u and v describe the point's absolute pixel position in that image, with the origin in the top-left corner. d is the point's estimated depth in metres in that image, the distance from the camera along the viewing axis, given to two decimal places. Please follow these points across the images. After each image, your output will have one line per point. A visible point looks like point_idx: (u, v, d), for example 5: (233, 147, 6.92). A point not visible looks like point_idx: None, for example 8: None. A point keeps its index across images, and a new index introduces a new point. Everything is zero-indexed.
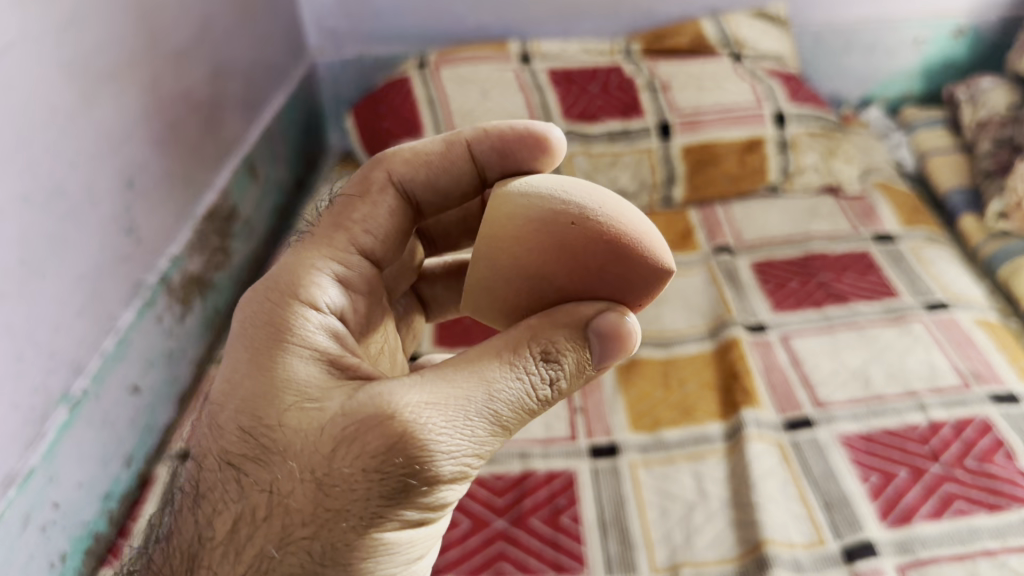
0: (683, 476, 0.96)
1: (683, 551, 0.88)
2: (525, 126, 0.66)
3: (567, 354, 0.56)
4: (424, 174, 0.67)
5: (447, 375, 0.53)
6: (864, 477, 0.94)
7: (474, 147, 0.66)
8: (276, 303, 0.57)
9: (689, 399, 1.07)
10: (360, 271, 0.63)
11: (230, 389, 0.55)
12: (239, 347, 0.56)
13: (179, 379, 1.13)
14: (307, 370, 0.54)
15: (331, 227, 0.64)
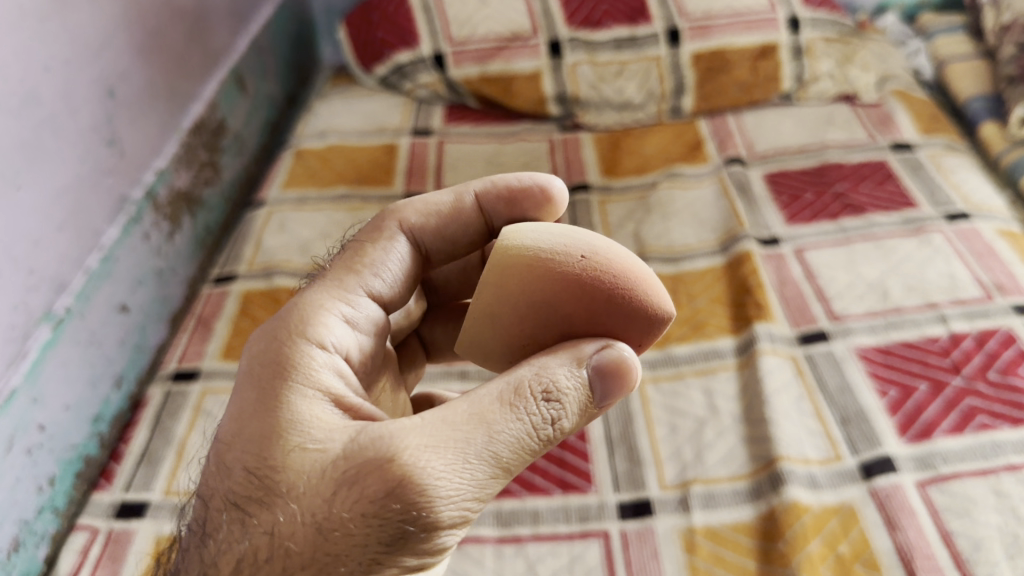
0: (693, 392, 0.93)
1: (693, 468, 0.85)
2: (536, 180, 0.66)
3: (570, 393, 0.53)
4: (433, 222, 0.65)
5: (443, 417, 0.50)
6: (882, 391, 0.91)
7: (483, 198, 0.66)
8: (280, 339, 0.55)
9: (698, 315, 1.02)
10: (368, 315, 0.60)
11: (236, 428, 0.52)
12: (244, 386, 0.54)
13: (171, 299, 1.09)
14: (312, 408, 0.52)
15: (341, 269, 0.61)
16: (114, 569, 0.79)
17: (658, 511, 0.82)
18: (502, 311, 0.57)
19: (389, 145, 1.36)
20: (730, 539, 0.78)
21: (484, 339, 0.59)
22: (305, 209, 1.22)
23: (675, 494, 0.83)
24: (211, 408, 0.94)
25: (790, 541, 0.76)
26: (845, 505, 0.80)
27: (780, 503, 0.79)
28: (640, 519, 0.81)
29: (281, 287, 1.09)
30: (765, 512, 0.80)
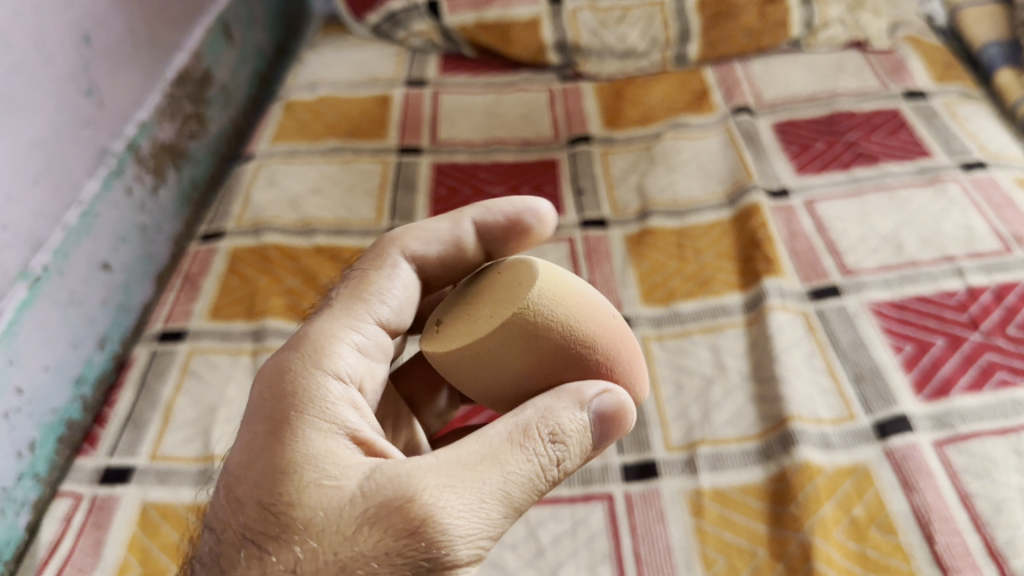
0: (700, 349, 0.89)
1: (701, 428, 0.81)
2: (530, 208, 0.70)
3: (579, 433, 0.53)
4: (437, 255, 0.68)
5: (461, 456, 0.49)
6: (897, 347, 0.87)
7: (483, 229, 0.69)
8: (292, 376, 0.55)
9: (705, 270, 0.98)
10: (371, 346, 0.61)
11: (250, 463, 0.51)
12: (258, 422, 0.53)
13: (156, 256, 1.05)
14: (328, 441, 0.52)
15: (349, 306, 0.62)
16: (98, 537, 0.75)
17: (664, 473, 0.79)
18: (526, 351, 0.55)
19: (381, 96, 1.31)
20: (740, 501, 0.75)
21: (483, 365, 0.56)
22: (295, 163, 1.18)
23: (682, 455, 0.80)
24: (198, 369, 0.90)
25: (803, 503, 0.73)
26: (859, 466, 0.76)
27: (791, 464, 0.76)
28: (645, 482, 0.78)
29: (271, 244, 1.04)
30: (775, 474, 0.76)
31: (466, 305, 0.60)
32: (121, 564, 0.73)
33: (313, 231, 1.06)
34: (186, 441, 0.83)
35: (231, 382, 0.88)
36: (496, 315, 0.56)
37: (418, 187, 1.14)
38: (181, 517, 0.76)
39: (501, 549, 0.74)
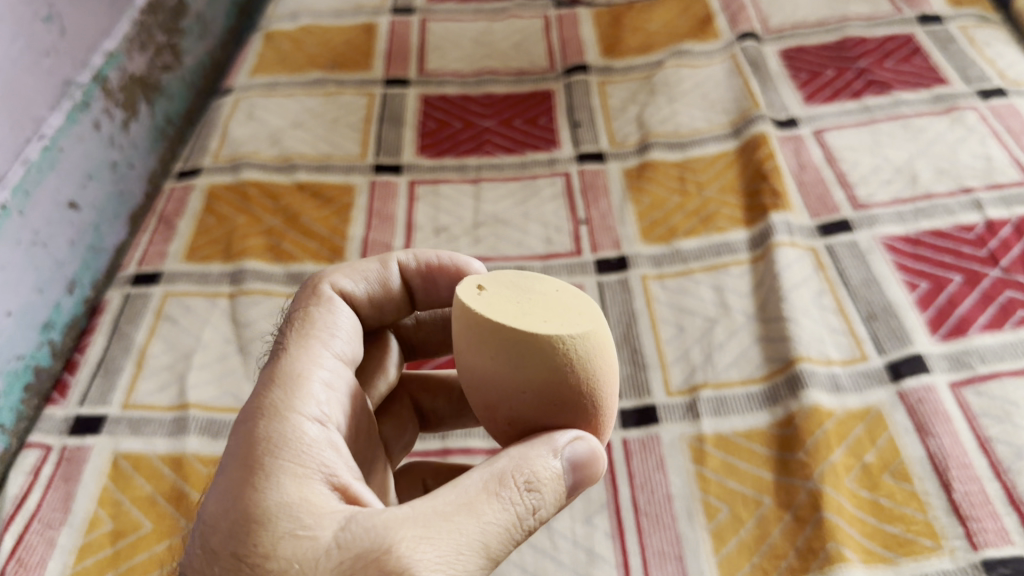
0: (703, 289, 0.84)
1: (703, 371, 0.77)
2: (450, 256, 0.63)
3: (555, 483, 0.47)
4: (364, 297, 0.60)
5: (436, 506, 0.42)
6: (911, 284, 0.82)
7: (405, 275, 0.62)
8: (261, 417, 0.47)
9: (708, 205, 0.92)
10: (339, 382, 0.52)
11: (222, 509, 0.43)
12: (232, 463, 0.45)
13: (129, 195, 0.99)
14: (302, 487, 0.44)
15: (309, 339, 0.53)
16: (68, 490, 0.70)
17: (664, 418, 0.74)
18: (563, 377, 0.48)
19: (366, 25, 1.24)
20: (744, 448, 0.71)
21: (519, 356, 0.47)
22: (275, 96, 1.11)
23: (683, 400, 0.75)
24: (173, 313, 0.85)
25: (811, 450, 0.69)
26: (872, 410, 0.72)
27: (799, 409, 0.72)
28: (643, 428, 0.74)
29: (250, 181, 0.99)
30: (782, 418, 0.72)
31: (513, 291, 0.51)
32: (91, 518, 0.68)
33: (294, 167, 1.01)
34: (160, 388, 0.78)
35: (207, 327, 0.83)
36: (555, 324, 0.48)
37: (405, 121, 1.07)
38: (154, 469, 0.72)
39: None
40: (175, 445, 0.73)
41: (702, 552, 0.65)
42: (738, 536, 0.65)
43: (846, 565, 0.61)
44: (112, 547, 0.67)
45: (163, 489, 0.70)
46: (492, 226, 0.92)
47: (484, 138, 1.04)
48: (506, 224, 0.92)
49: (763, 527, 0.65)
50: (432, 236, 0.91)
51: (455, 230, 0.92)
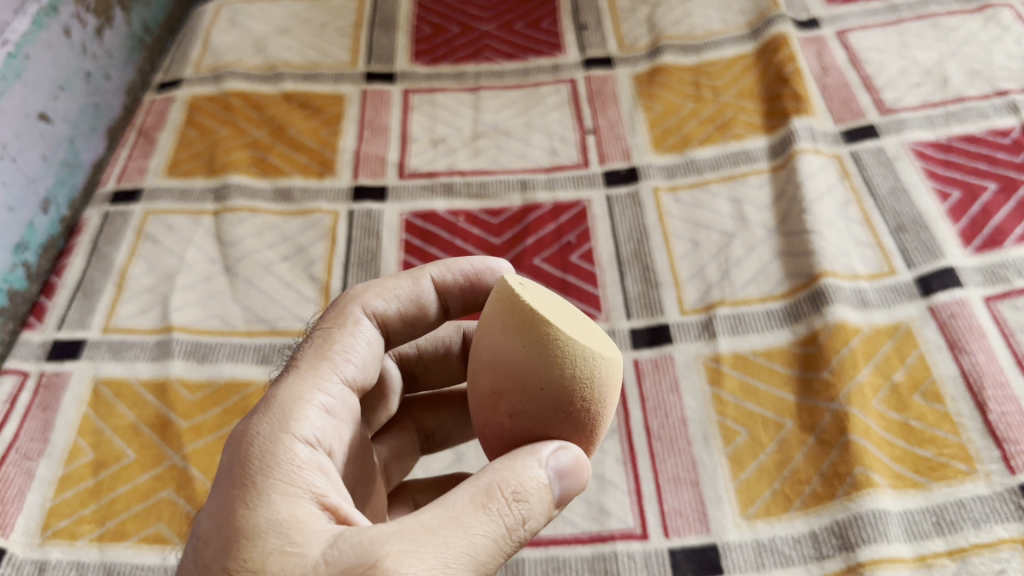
0: (719, 201, 0.78)
1: (720, 289, 0.72)
2: (487, 266, 0.56)
3: (547, 497, 0.41)
4: (397, 316, 0.53)
5: (420, 521, 0.38)
6: (942, 193, 0.77)
7: (444, 291, 0.55)
8: (253, 431, 0.42)
9: (724, 111, 0.86)
10: (344, 399, 0.47)
11: (213, 525, 0.39)
12: (225, 479, 0.41)
13: (106, 108, 0.93)
14: (291, 506, 0.40)
15: (316, 354, 0.48)
16: (46, 420, 0.66)
17: (678, 338, 0.69)
18: (588, 395, 0.42)
19: None
20: (764, 368, 0.66)
21: (557, 355, 0.41)
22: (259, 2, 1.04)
23: (698, 318, 0.70)
24: (154, 233, 0.80)
25: (836, 369, 0.64)
26: (901, 326, 0.67)
27: (823, 326, 0.67)
28: (656, 347, 0.69)
29: (233, 92, 0.93)
30: (805, 336, 0.67)
31: (549, 296, 0.46)
32: (72, 449, 0.64)
33: (280, 76, 0.94)
34: (143, 311, 0.74)
35: (190, 247, 0.78)
36: (592, 340, 0.43)
37: (397, 26, 1.00)
38: (137, 396, 0.67)
39: None
40: (159, 370, 0.69)
41: (720, 478, 0.61)
42: (758, 461, 0.61)
43: (875, 491, 0.57)
44: (94, 478, 0.63)
45: (147, 417, 0.66)
46: (493, 136, 0.86)
47: (484, 44, 0.97)
48: (508, 135, 0.86)
49: (784, 451, 0.61)
50: (429, 149, 0.85)
51: (453, 141, 0.86)
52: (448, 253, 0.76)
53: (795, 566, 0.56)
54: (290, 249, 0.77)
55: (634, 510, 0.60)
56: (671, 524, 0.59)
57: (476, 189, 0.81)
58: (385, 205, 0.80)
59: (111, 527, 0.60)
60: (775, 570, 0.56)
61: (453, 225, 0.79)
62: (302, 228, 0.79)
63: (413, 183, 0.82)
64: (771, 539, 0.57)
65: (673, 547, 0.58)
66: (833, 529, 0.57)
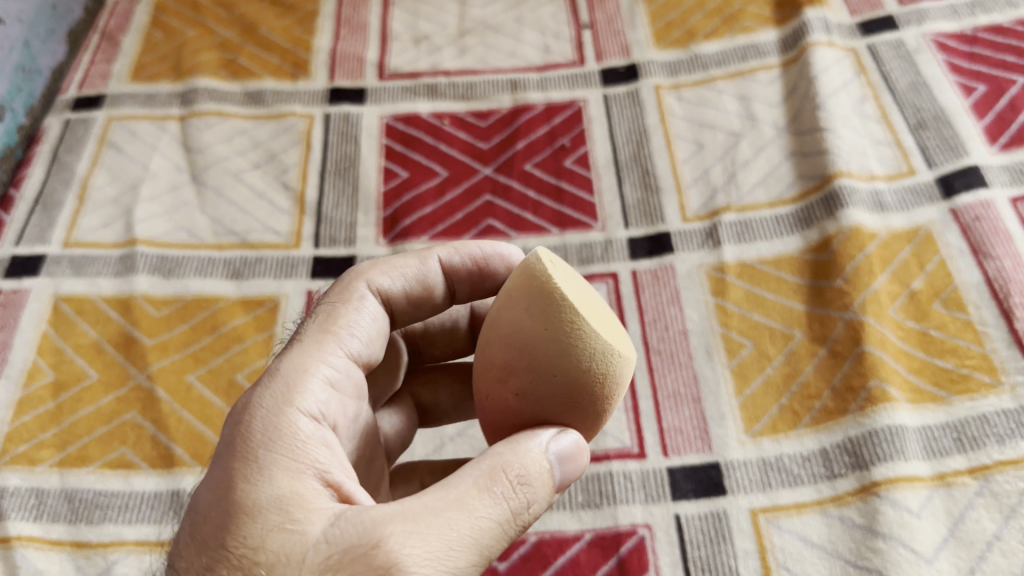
0: (726, 100, 0.72)
1: (725, 193, 0.66)
2: (497, 250, 0.49)
3: (549, 482, 0.36)
4: (401, 294, 0.46)
5: (422, 502, 0.33)
6: (967, 88, 0.70)
7: (452, 275, 0.48)
8: (252, 402, 0.37)
9: (731, 3, 0.79)
10: (348, 372, 0.41)
11: (212, 501, 0.35)
12: (224, 454, 0.36)
13: (64, 9, 0.83)
14: (292, 482, 0.35)
15: (322, 322, 0.42)
16: (4, 339, 0.61)
17: (680, 248, 0.64)
18: (600, 393, 0.38)
19: None
20: (772, 277, 0.61)
21: (576, 342, 0.36)
22: None
23: (702, 225, 0.65)
24: (118, 141, 0.74)
25: (851, 277, 0.59)
26: (920, 230, 0.62)
27: (837, 232, 0.62)
28: (656, 258, 0.64)
29: None
30: (817, 243, 0.62)
31: (575, 278, 0.41)
32: (30, 369, 0.60)
33: None
34: (105, 224, 0.69)
35: (155, 155, 0.73)
36: (613, 334, 0.38)
37: None
38: (100, 312, 0.63)
39: None
40: (123, 285, 0.64)
41: (723, 394, 0.56)
42: (764, 375, 0.56)
43: (891, 406, 0.53)
44: (55, 401, 0.58)
45: (110, 335, 0.61)
46: (481, 33, 0.79)
47: None
48: (497, 32, 0.80)
49: (793, 364, 0.57)
50: (411, 48, 0.79)
51: (437, 39, 0.79)
52: (433, 159, 0.71)
53: (804, 486, 0.52)
54: (261, 157, 0.71)
55: (631, 428, 0.56)
56: (671, 443, 0.55)
57: (463, 89, 0.75)
58: (364, 108, 0.74)
59: (72, 452, 0.56)
60: (782, 490, 0.52)
61: (438, 129, 0.73)
62: (274, 134, 0.73)
63: (395, 84, 0.76)
64: (778, 458, 0.53)
65: (672, 466, 0.54)
66: (845, 446, 0.52)
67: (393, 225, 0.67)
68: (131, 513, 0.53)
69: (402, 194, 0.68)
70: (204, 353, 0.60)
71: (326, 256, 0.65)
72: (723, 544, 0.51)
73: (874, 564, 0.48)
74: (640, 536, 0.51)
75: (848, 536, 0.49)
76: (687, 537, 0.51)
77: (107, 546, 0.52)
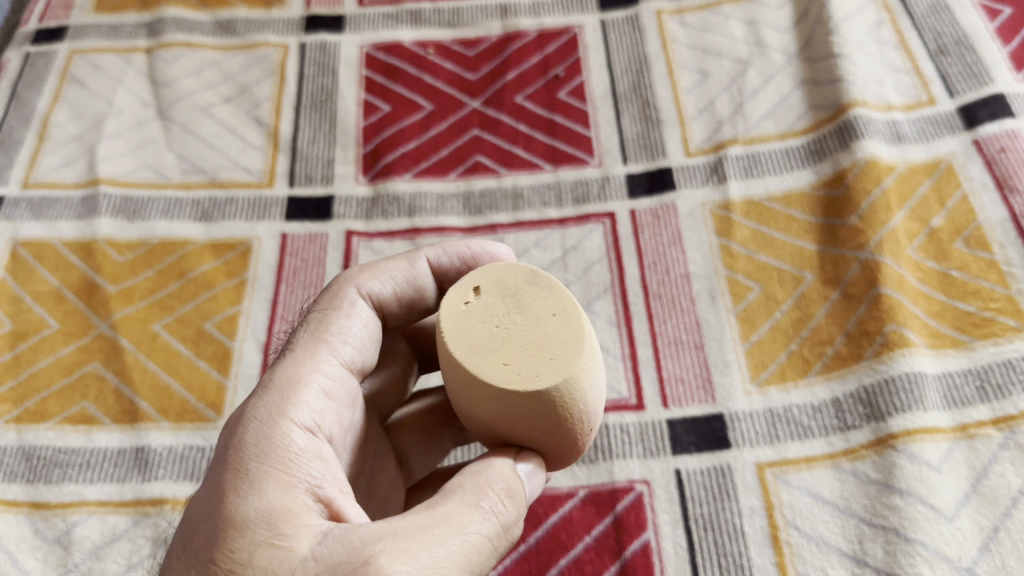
0: (732, 25, 0.67)
1: (731, 126, 0.62)
2: (486, 249, 0.43)
3: (527, 500, 0.34)
4: (392, 297, 0.41)
5: (410, 520, 0.30)
6: (991, 10, 0.65)
7: (445, 278, 0.43)
8: (244, 414, 0.34)
9: None
10: (342, 380, 0.37)
11: (204, 517, 0.31)
12: (216, 468, 0.33)
13: None
14: (284, 494, 0.31)
15: (314, 329, 0.38)
16: None
17: (682, 184, 0.59)
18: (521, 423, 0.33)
19: None
20: (782, 215, 0.57)
21: (466, 386, 0.33)
22: None
23: (706, 159, 0.60)
24: (80, 74, 0.69)
25: (867, 214, 0.55)
26: (941, 163, 0.58)
27: (852, 165, 0.57)
28: (656, 196, 0.59)
29: None
30: (830, 177, 0.58)
31: (520, 286, 0.35)
32: None
33: None
34: (66, 163, 0.64)
35: (120, 90, 0.68)
36: (515, 366, 0.32)
37: None
38: (61, 258, 0.58)
39: None
40: (85, 228, 0.60)
41: (728, 341, 0.52)
42: (772, 321, 0.52)
43: (910, 351, 0.49)
44: (12, 351, 0.54)
45: (72, 281, 0.57)
46: None
47: None
48: None
49: (803, 309, 0.53)
50: None
51: None
52: (417, 92, 0.66)
53: (814, 438, 0.48)
54: (232, 90, 0.67)
55: (629, 378, 0.52)
56: (671, 394, 0.51)
57: (449, 16, 0.70)
58: (342, 37, 0.69)
59: (30, 406, 0.52)
60: (791, 444, 0.48)
61: (422, 59, 0.68)
62: (246, 66, 0.68)
63: (376, 10, 0.71)
64: (787, 409, 0.49)
65: (672, 418, 0.50)
66: (859, 395, 0.49)
67: (374, 162, 0.62)
68: (93, 471, 0.49)
69: (383, 128, 0.64)
70: (171, 300, 0.56)
71: (302, 196, 0.61)
72: (727, 501, 0.47)
73: (891, 522, 0.44)
74: (638, 493, 0.48)
75: (863, 493, 0.46)
76: (689, 493, 0.47)
77: (67, 507, 0.48)
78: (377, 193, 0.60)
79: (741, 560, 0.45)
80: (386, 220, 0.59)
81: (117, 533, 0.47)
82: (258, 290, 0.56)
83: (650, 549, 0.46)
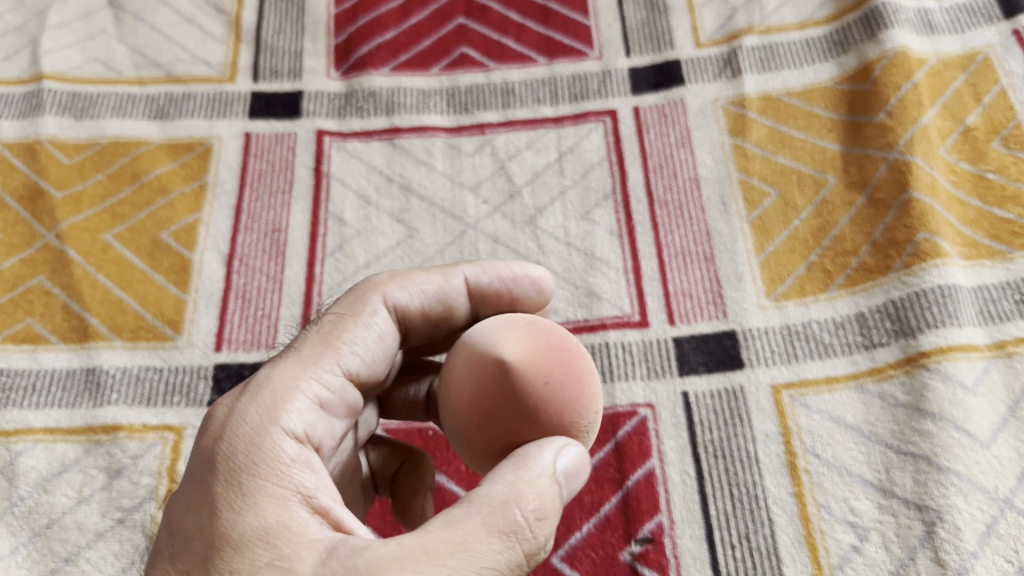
0: None
1: (745, 15, 0.55)
2: (527, 275, 0.36)
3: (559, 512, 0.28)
4: (420, 313, 0.35)
5: (420, 544, 0.25)
6: None
7: (482, 301, 0.36)
8: (232, 413, 0.29)
9: None
10: (344, 393, 0.32)
11: (196, 530, 0.27)
12: (203, 477, 0.28)
13: None
14: (278, 509, 0.27)
15: (330, 338, 0.32)
16: None
17: (692, 79, 0.54)
18: None
19: None
20: (801, 113, 0.51)
21: None
22: None
23: (719, 51, 0.54)
24: None
25: (896, 111, 0.49)
26: (977, 55, 0.52)
27: (879, 57, 0.52)
28: (662, 91, 0.54)
29: None
30: (855, 71, 0.52)
31: None
32: None
33: None
34: (5, 56, 0.57)
35: None
36: None
37: None
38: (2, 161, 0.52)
39: (457, 192, 0.51)
40: (27, 129, 0.53)
41: (741, 252, 0.47)
42: (790, 229, 0.47)
43: (944, 261, 0.44)
44: None
45: (14, 187, 0.51)
46: None
47: None
48: None
49: (825, 216, 0.48)
50: None
51: None
52: None
53: (836, 357, 0.44)
54: None
55: (631, 292, 0.47)
56: (678, 310, 0.46)
57: None
58: None
59: None
60: (810, 363, 0.44)
61: None
62: None
63: None
64: (805, 325, 0.45)
65: (679, 336, 0.45)
66: (888, 310, 0.44)
67: (349, 54, 0.56)
68: (39, 396, 0.45)
69: (358, 17, 0.57)
70: (124, 207, 0.50)
71: (267, 91, 0.55)
72: (739, 426, 0.43)
73: (921, 450, 0.40)
74: (641, 418, 0.43)
75: (890, 417, 0.41)
76: (697, 417, 0.43)
77: (10, 435, 0.43)
78: (351, 89, 0.54)
79: (755, 489, 0.41)
80: (362, 120, 0.53)
81: (66, 464, 0.43)
82: (219, 196, 0.51)
83: (655, 478, 0.42)
